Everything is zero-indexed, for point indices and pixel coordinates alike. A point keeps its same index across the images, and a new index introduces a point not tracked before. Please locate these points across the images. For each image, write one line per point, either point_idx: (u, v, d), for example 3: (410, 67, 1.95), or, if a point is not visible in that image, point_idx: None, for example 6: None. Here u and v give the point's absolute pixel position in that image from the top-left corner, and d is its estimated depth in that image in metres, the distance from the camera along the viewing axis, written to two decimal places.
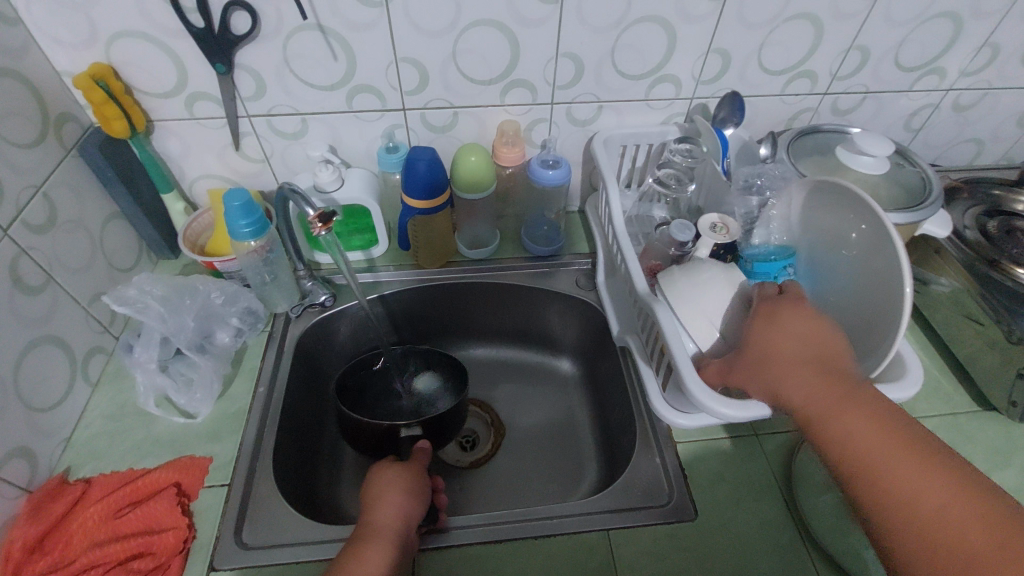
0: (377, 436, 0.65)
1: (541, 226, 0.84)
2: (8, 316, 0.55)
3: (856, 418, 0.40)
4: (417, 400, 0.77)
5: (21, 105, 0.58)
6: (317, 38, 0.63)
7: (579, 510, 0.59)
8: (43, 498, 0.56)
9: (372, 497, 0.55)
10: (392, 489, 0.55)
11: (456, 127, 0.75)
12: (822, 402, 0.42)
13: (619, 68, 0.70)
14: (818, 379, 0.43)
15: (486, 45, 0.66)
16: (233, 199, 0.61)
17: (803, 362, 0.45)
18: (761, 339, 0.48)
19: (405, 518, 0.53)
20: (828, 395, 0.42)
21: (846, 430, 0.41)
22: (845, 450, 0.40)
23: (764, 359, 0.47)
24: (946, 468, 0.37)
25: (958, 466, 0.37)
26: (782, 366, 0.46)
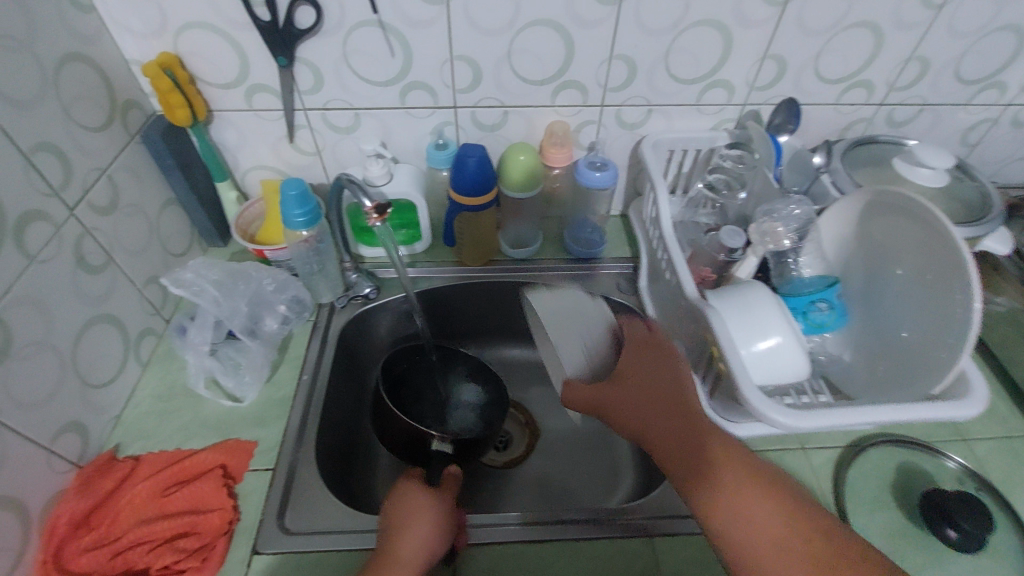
0: (411, 436, 0.64)
1: (585, 228, 0.84)
2: (70, 293, 0.56)
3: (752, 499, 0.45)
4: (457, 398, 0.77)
5: (91, 90, 0.60)
6: (376, 33, 0.64)
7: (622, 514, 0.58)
8: (94, 473, 0.57)
9: (400, 519, 0.52)
10: (412, 519, 0.52)
11: (505, 126, 0.75)
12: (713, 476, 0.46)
13: (672, 71, 0.70)
14: (670, 424, 0.51)
15: (542, 45, 0.66)
16: (290, 188, 0.63)
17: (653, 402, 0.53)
18: (631, 364, 0.57)
19: (430, 551, 0.49)
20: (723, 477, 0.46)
21: (747, 533, 0.44)
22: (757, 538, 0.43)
23: (632, 394, 0.54)
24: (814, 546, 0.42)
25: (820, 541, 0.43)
26: (656, 393, 0.53)
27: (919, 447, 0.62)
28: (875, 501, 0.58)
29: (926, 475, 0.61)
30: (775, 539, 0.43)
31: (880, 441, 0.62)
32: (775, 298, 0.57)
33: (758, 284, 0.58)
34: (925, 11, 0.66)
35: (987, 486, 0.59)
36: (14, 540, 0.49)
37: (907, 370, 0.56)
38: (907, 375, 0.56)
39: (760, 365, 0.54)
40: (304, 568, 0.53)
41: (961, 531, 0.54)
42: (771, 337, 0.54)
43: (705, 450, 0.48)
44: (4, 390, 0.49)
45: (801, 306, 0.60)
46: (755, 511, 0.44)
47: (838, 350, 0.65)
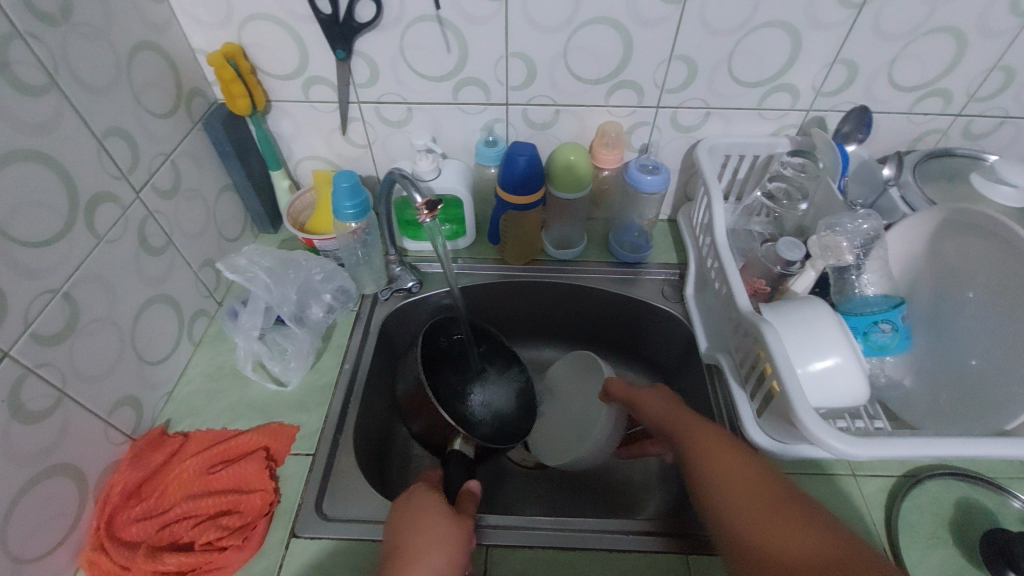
0: (441, 425, 0.66)
1: (632, 231, 0.82)
2: (132, 273, 0.59)
3: (740, 473, 0.51)
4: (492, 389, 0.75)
5: (160, 77, 0.62)
6: (434, 28, 0.64)
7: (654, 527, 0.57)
8: (146, 446, 0.59)
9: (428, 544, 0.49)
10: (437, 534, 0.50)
11: (555, 125, 0.74)
12: (709, 452, 0.53)
13: (733, 74, 0.67)
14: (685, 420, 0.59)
15: (599, 44, 0.65)
16: (342, 179, 0.64)
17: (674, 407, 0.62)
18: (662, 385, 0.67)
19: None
20: (718, 453, 0.53)
21: (730, 499, 0.49)
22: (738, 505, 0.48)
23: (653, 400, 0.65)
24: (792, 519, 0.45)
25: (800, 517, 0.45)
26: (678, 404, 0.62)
27: (980, 483, 0.58)
28: (932, 537, 0.55)
29: (988, 514, 0.57)
30: (755, 506, 0.47)
31: (938, 474, 0.59)
32: (836, 316, 0.54)
33: (818, 303, 0.55)
34: (1016, 17, 0.61)
35: None
36: (72, 505, 0.51)
37: (977, 402, 0.53)
38: (978, 407, 0.52)
39: (815, 386, 0.52)
40: (338, 555, 0.54)
41: None
42: (828, 357, 0.52)
43: (710, 440, 0.55)
44: (69, 362, 0.51)
45: (862, 326, 0.57)
46: (747, 485, 0.49)
47: (899, 374, 0.61)
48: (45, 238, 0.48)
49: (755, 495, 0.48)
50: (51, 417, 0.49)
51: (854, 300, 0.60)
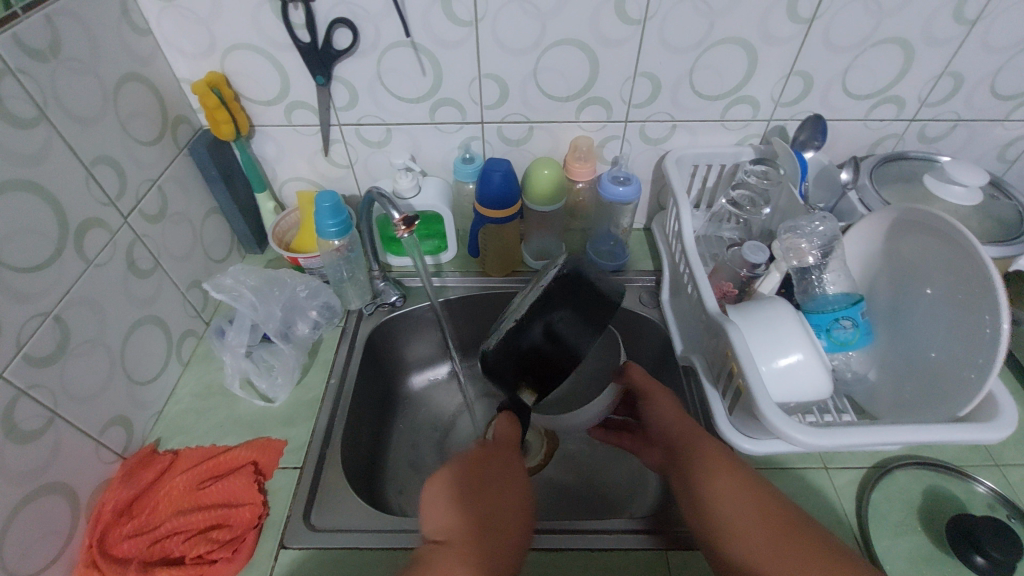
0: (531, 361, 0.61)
1: (608, 241, 0.84)
2: (121, 295, 0.61)
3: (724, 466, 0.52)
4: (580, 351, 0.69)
5: (146, 106, 0.65)
6: (409, 53, 0.67)
7: (613, 526, 0.58)
8: (137, 465, 0.61)
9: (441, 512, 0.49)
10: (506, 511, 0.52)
11: (530, 141, 0.77)
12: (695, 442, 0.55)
13: (696, 88, 0.71)
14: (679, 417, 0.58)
15: (568, 64, 0.68)
16: (324, 200, 0.66)
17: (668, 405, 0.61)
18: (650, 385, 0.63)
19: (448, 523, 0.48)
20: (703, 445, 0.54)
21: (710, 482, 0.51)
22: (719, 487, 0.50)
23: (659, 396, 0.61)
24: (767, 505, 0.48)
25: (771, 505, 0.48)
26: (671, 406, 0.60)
27: (946, 471, 0.61)
28: (902, 525, 0.57)
29: (954, 500, 0.59)
30: (734, 489, 0.50)
31: (906, 463, 0.61)
32: (797, 314, 0.56)
33: (782, 303, 0.58)
34: (956, 27, 0.65)
35: (1021, 514, 0.57)
36: (65, 523, 0.53)
37: (934, 391, 0.55)
38: (936, 396, 0.54)
39: (778, 382, 0.54)
40: (326, 563, 0.55)
41: (990, 559, 0.52)
42: (791, 354, 0.54)
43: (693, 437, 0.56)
44: (60, 383, 0.53)
45: (826, 322, 0.59)
46: (729, 477, 0.51)
47: (863, 368, 0.64)
48: (37, 263, 0.51)
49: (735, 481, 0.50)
50: (44, 436, 0.51)
51: (815, 299, 0.63)
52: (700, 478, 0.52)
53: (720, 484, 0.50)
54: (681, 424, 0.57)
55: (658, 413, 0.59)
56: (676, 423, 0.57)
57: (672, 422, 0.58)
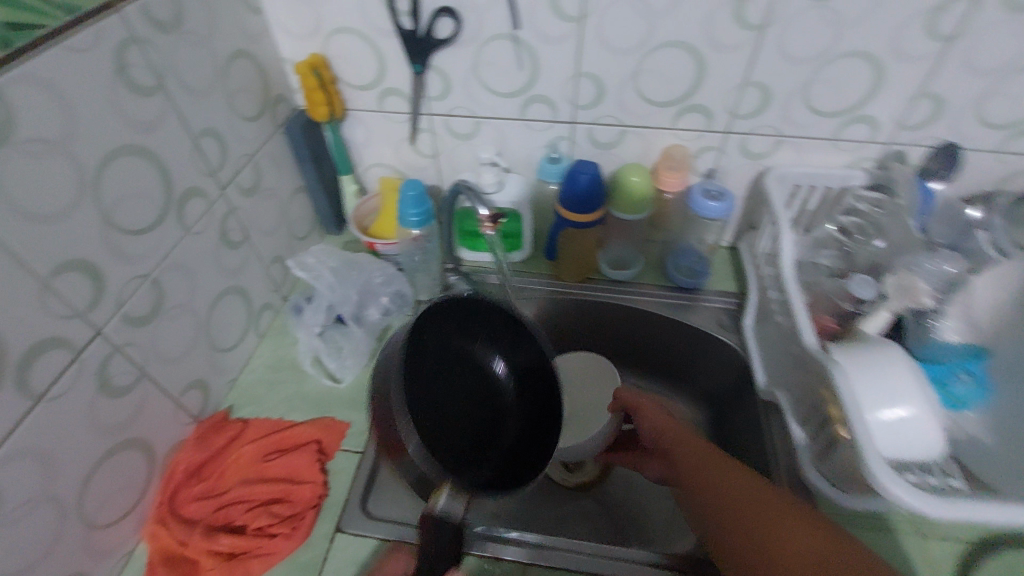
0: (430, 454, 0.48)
1: (691, 257, 0.79)
2: (212, 264, 0.63)
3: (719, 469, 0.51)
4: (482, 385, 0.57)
5: (251, 83, 0.66)
6: (508, 47, 0.65)
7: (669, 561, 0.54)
8: (211, 429, 0.63)
9: None
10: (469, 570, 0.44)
11: (620, 146, 0.73)
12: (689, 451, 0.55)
13: (810, 103, 0.65)
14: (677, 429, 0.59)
15: (672, 67, 0.65)
16: (409, 188, 0.67)
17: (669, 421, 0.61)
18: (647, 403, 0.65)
19: None
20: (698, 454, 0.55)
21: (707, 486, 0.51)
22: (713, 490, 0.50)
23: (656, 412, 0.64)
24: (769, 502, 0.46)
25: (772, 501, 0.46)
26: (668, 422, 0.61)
27: None
28: None
29: None
30: (726, 491, 0.49)
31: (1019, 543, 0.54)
32: (910, 362, 0.52)
33: (892, 347, 0.53)
34: None
35: None
36: (142, 478, 0.55)
37: None
38: None
39: (884, 433, 0.49)
40: (380, 555, 0.55)
41: None
42: (900, 406, 0.49)
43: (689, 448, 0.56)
44: (151, 343, 0.55)
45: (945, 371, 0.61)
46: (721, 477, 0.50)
47: None
48: (142, 226, 0.53)
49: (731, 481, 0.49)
50: (133, 392, 0.53)
51: (927, 346, 0.62)
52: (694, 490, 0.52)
53: (722, 487, 0.49)
54: (675, 434, 0.59)
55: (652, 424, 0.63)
56: (678, 439, 0.58)
57: (668, 429, 0.60)
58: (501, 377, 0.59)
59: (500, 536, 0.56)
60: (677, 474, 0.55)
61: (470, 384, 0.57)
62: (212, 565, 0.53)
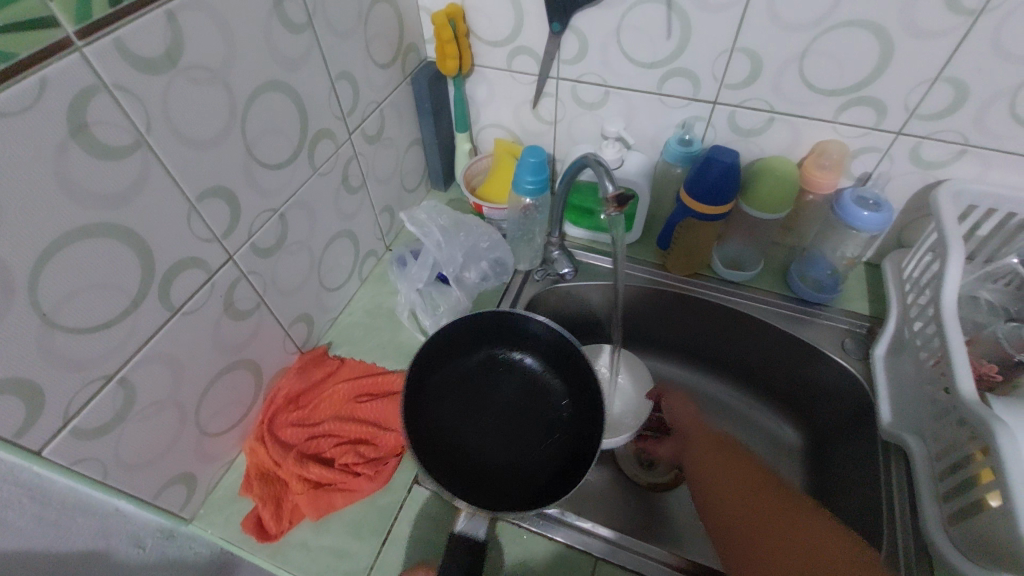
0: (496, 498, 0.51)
1: (823, 270, 0.71)
2: (331, 206, 0.65)
3: (709, 440, 0.63)
4: (516, 393, 0.60)
5: (389, 29, 0.66)
6: (659, 12, 0.60)
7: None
8: (311, 361, 0.66)
9: None
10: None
11: (764, 134, 0.66)
12: (696, 431, 0.64)
13: (1017, 109, 0.54)
14: (690, 413, 0.67)
15: (849, 51, 0.56)
16: (530, 155, 0.65)
17: (694, 417, 0.66)
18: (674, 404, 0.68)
19: None
20: (702, 431, 0.64)
21: (708, 465, 0.60)
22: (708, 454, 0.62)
23: (682, 411, 0.67)
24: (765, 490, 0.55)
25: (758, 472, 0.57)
26: (693, 418, 0.66)
27: None
28: None
29: None
30: (721, 464, 0.60)
31: None
32: None
33: None
34: None
35: None
36: (249, 396, 0.59)
37: None
38: None
39: None
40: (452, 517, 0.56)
41: None
42: None
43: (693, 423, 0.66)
44: (271, 274, 0.58)
45: None
46: (717, 458, 0.60)
47: None
48: (277, 161, 0.55)
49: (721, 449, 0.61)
50: (251, 317, 0.56)
51: None
52: (701, 473, 0.60)
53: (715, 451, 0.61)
54: (688, 416, 0.66)
55: (676, 412, 0.67)
56: (686, 416, 0.66)
57: (686, 417, 0.66)
58: (538, 371, 0.61)
59: (574, 525, 0.54)
60: (689, 460, 0.63)
61: (501, 390, 0.60)
62: (301, 490, 0.56)
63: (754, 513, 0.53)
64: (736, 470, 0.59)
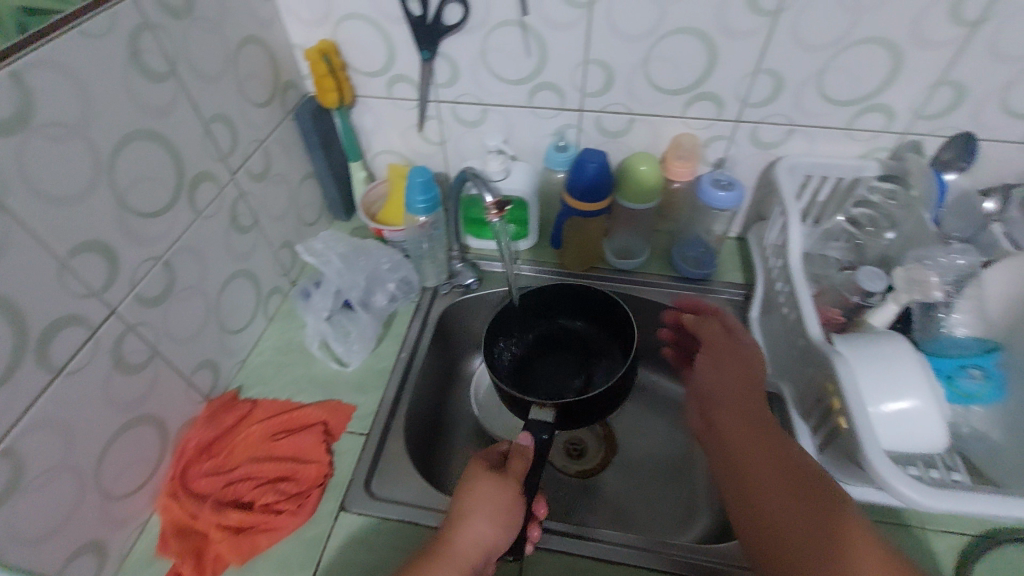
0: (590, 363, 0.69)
1: (697, 247, 0.79)
2: (222, 248, 0.64)
3: (750, 424, 0.49)
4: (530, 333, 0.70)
5: (262, 69, 0.67)
6: (516, 33, 0.65)
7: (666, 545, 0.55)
8: (220, 408, 0.65)
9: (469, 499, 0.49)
10: (524, 483, 0.50)
11: (629, 134, 0.73)
12: (740, 405, 0.50)
13: (823, 90, 0.64)
14: (739, 384, 0.52)
15: (684, 54, 0.64)
16: (416, 175, 0.68)
17: (737, 382, 0.52)
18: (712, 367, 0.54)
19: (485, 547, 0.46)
20: (747, 409, 0.50)
21: (747, 456, 0.47)
22: (743, 442, 0.48)
23: (722, 371, 0.53)
24: (825, 519, 0.40)
25: (816, 488, 0.42)
26: (740, 382, 0.52)
27: None
28: None
29: None
30: (764, 462, 0.46)
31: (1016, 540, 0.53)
32: (917, 354, 0.51)
33: (901, 341, 0.52)
34: None
35: None
36: (155, 452, 0.57)
37: None
38: None
39: (886, 426, 0.49)
40: (382, 535, 0.56)
41: None
42: (904, 400, 0.49)
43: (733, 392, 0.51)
44: (163, 323, 0.57)
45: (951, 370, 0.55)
46: (766, 457, 0.46)
47: (984, 427, 0.56)
48: (154, 209, 0.54)
49: (771, 445, 0.46)
50: (145, 370, 0.55)
51: (938, 341, 0.58)
52: (738, 464, 0.47)
53: (759, 443, 0.47)
54: (735, 385, 0.52)
55: (715, 377, 0.53)
56: (726, 389, 0.52)
57: (725, 386, 0.52)
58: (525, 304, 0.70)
59: None
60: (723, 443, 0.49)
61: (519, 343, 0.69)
62: (221, 538, 0.55)
63: (811, 556, 0.39)
64: (791, 484, 0.43)
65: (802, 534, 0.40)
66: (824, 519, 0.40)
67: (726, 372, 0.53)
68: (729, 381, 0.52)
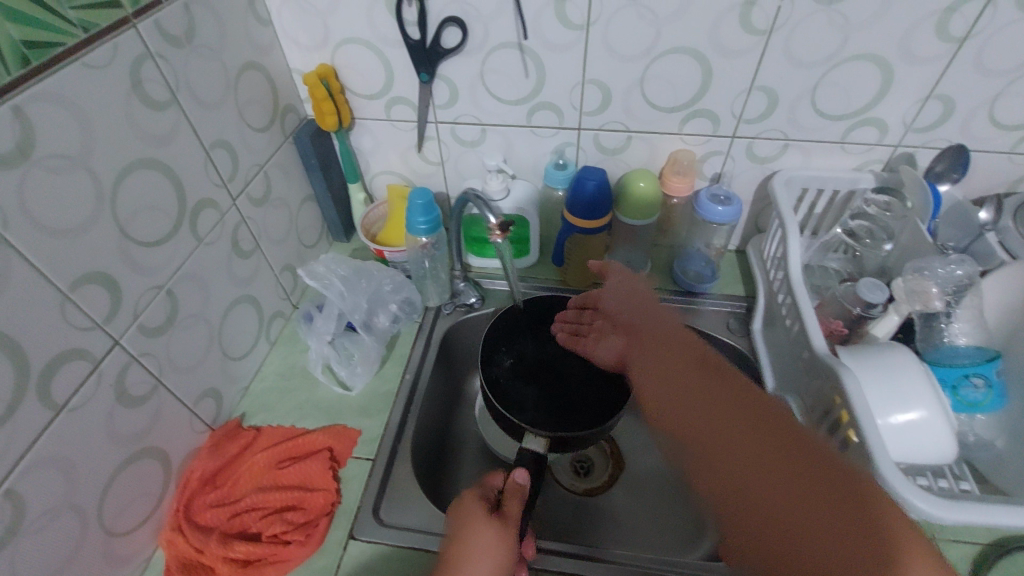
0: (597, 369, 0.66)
1: (699, 261, 0.79)
2: (224, 274, 0.64)
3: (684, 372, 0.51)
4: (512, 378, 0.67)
5: (261, 95, 0.67)
6: (514, 55, 0.66)
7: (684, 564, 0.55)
8: (224, 437, 0.64)
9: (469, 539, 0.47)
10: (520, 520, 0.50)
11: (627, 151, 0.74)
12: (671, 356, 0.53)
13: (816, 105, 0.65)
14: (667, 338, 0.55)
15: (679, 72, 0.65)
16: (417, 197, 0.68)
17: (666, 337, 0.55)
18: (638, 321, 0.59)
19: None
20: (678, 355, 0.53)
21: (678, 401, 0.49)
22: (673, 388, 0.51)
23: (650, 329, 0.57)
24: (776, 443, 0.42)
25: (758, 415, 0.44)
26: (664, 336, 0.55)
27: None
28: None
29: None
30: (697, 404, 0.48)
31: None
32: (921, 365, 0.51)
33: (905, 351, 0.53)
34: None
35: None
36: (158, 485, 0.56)
37: None
38: None
39: (896, 439, 0.49)
40: (392, 562, 0.55)
41: None
42: (911, 411, 0.49)
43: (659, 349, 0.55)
44: (166, 353, 0.56)
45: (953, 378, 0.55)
46: (703, 397, 0.48)
47: (989, 434, 0.56)
48: (155, 238, 0.54)
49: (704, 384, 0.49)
50: (148, 402, 0.54)
51: (938, 350, 0.58)
52: (669, 405, 0.50)
53: (694, 384, 0.50)
54: (666, 342, 0.55)
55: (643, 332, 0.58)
56: (656, 344, 0.55)
57: (656, 337, 0.56)
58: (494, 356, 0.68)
59: None
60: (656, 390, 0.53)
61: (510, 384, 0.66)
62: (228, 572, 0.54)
63: (755, 479, 0.41)
64: (734, 417, 0.45)
65: (745, 458, 0.43)
66: (774, 450, 0.42)
67: (656, 330, 0.56)
68: (657, 336, 0.55)
